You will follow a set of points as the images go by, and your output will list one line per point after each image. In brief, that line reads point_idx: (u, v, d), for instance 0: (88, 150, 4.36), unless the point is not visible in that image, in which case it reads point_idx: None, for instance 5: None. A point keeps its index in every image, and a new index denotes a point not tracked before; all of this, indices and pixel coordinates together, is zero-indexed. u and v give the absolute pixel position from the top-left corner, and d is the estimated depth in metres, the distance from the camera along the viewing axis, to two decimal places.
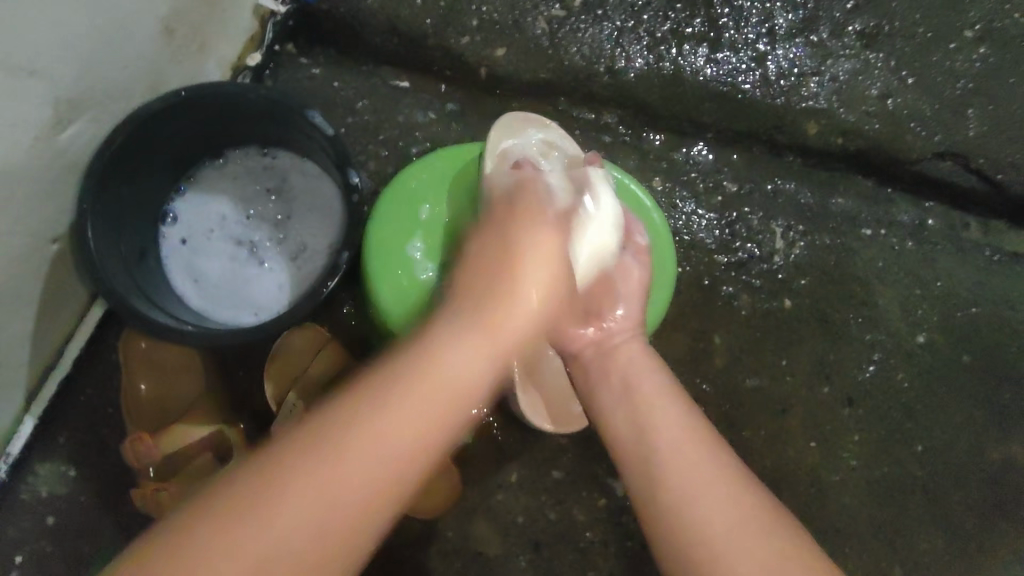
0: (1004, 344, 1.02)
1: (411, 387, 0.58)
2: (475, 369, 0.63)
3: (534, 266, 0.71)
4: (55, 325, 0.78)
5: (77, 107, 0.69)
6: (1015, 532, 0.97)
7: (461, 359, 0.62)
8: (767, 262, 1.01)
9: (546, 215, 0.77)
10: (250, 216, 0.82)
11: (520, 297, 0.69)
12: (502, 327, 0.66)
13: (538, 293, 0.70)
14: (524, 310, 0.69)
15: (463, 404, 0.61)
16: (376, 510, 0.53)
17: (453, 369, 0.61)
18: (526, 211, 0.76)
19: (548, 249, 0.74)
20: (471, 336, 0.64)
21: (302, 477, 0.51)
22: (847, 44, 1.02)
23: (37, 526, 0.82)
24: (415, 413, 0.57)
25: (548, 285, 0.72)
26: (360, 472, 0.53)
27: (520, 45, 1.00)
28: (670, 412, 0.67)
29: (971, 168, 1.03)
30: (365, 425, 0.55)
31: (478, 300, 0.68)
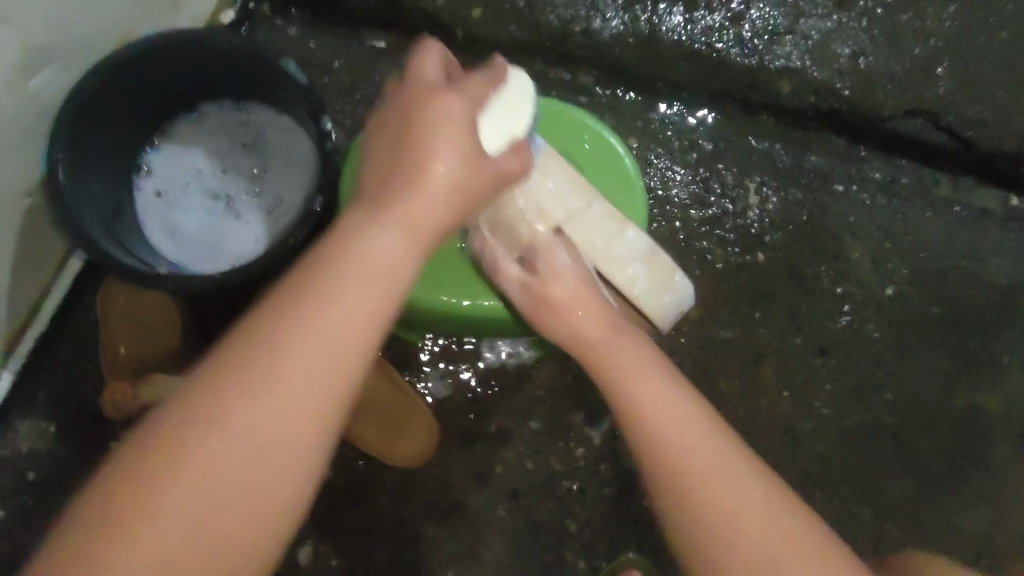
0: (971, 295, 1.04)
1: (280, 343, 0.52)
2: (405, 246, 0.58)
3: (444, 138, 0.61)
4: (32, 279, 0.79)
5: (48, 55, 0.69)
6: (982, 477, 1.00)
7: (389, 241, 0.58)
8: (742, 217, 1.03)
9: (430, 90, 0.64)
10: (226, 170, 0.82)
11: (430, 185, 0.60)
12: (414, 215, 0.59)
13: (448, 163, 0.61)
14: (430, 203, 0.60)
15: (392, 286, 0.57)
16: (300, 432, 0.51)
17: (381, 247, 0.57)
18: (422, 86, 0.65)
19: (456, 126, 0.62)
20: (386, 218, 0.58)
21: (206, 449, 0.49)
22: (820, 4, 1.03)
23: (19, 483, 0.84)
24: (303, 372, 0.51)
25: (470, 155, 0.62)
26: (268, 434, 0.50)
27: (496, 4, 1.00)
28: (666, 399, 0.67)
29: (941, 125, 1.04)
30: (244, 390, 0.51)
31: (383, 202, 0.59)
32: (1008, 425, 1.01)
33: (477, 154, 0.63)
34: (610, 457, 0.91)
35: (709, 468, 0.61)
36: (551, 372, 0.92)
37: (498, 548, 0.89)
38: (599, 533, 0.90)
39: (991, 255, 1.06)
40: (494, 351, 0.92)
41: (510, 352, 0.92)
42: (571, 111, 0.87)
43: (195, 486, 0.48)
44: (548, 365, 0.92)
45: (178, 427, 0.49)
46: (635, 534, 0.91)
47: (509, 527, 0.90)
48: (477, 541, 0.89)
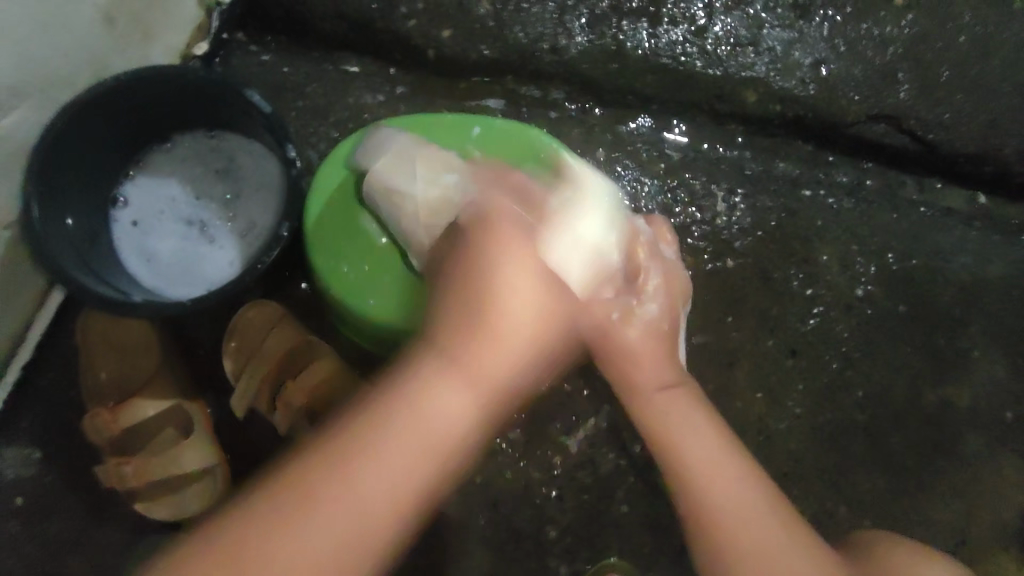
0: (938, 292, 1.07)
1: (404, 428, 0.59)
2: (462, 401, 0.62)
3: (522, 276, 0.66)
4: (13, 310, 0.81)
5: (18, 93, 0.72)
6: (953, 470, 1.02)
7: (456, 401, 0.61)
8: (711, 224, 1.06)
9: (504, 225, 0.69)
10: (199, 197, 0.85)
11: (512, 328, 0.64)
12: (476, 368, 0.62)
13: (526, 305, 0.65)
14: (509, 357, 0.64)
15: (455, 435, 0.61)
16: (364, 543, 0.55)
17: (446, 411, 0.61)
18: (496, 227, 0.69)
19: (529, 262, 0.67)
20: (451, 366, 0.62)
21: (301, 522, 0.54)
22: (781, 15, 1.05)
23: (5, 510, 0.86)
24: (399, 451, 0.58)
25: (531, 254, 0.68)
26: (350, 521, 0.55)
27: (464, 27, 1.02)
28: (684, 414, 0.78)
29: (904, 129, 1.07)
30: (363, 458, 0.57)
31: (456, 348, 0.63)
32: (977, 418, 1.04)
33: (550, 278, 0.68)
34: (588, 464, 0.93)
35: (718, 475, 0.72)
36: (528, 384, 0.94)
37: (481, 558, 0.91)
38: (579, 539, 0.92)
39: (957, 254, 1.08)
40: None
41: None
42: (528, 129, 0.89)
43: (287, 547, 0.53)
44: None
45: (279, 507, 0.55)
46: (615, 539, 0.92)
47: (491, 537, 0.91)
48: (459, 552, 0.91)
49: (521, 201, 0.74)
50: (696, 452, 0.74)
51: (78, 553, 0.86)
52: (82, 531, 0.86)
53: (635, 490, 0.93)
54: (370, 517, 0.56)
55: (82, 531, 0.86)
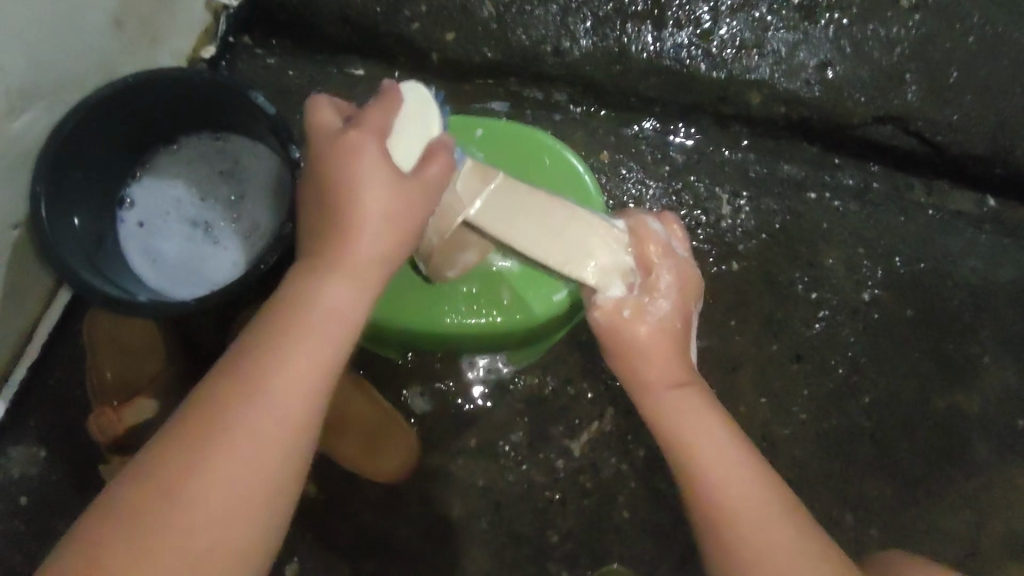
0: (946, 296, 1.06)
1: (296, 341, 0.58)
2: (352, 300, 0.61)
3: (369, 175, 0.61)
4: (22, 309, 0.82)
5: (29, 95, 0.73)
6: (962, 477, 1.01)
7: (338, 296, 0.61)
8: (715, 227, 1.05)
9: (345, 155, 0.61)
10: (204, 198, 0.85)
11: (359, 264, 0.61)
12: (348, 263, 0.61)
13: (376, 203, 0.61)
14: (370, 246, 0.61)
15: (340, 333, 0.61)
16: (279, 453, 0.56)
17: (330, 299, 0.60)
18: (353, 150, 0.61)
19: (372, 173, 0.61)
20: (323, 273, 0.61)
21: (219, 448, 0.55)
22: (786, 17, 1.05)
23: (12, 507, 0.87)
24: (280, 406, 0.57)
25: (392, 174, 0.62)
26: (251, 462, 0.55)
27: (468, 30, 1.03)
28: (695, 416, 0.73)
29: (911, 131, 1.06)
30: (249, 404, 0.56)
31: (329, 260, 0.61)
32: (987, 424, 1.02)
33: (400, 181, 0.62)
34: (590, 468, 0.93)
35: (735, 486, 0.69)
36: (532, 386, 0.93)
37: (482, 560, 0.91)
38: (581, 543, 0.92)
39: (966, 257, 1.07)
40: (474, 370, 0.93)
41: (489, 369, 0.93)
42: (529, 130, 0.90)
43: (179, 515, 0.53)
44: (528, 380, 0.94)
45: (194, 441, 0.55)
46: (617, 543, 0.92)
47: (492, 539, 0.91)
48: (460, 554, 0.91)
49: (428, 158, 0.65)
50: (710, 460, 0.70)
51: None
52: None
53: (638, 495, 0.93)
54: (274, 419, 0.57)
55: None
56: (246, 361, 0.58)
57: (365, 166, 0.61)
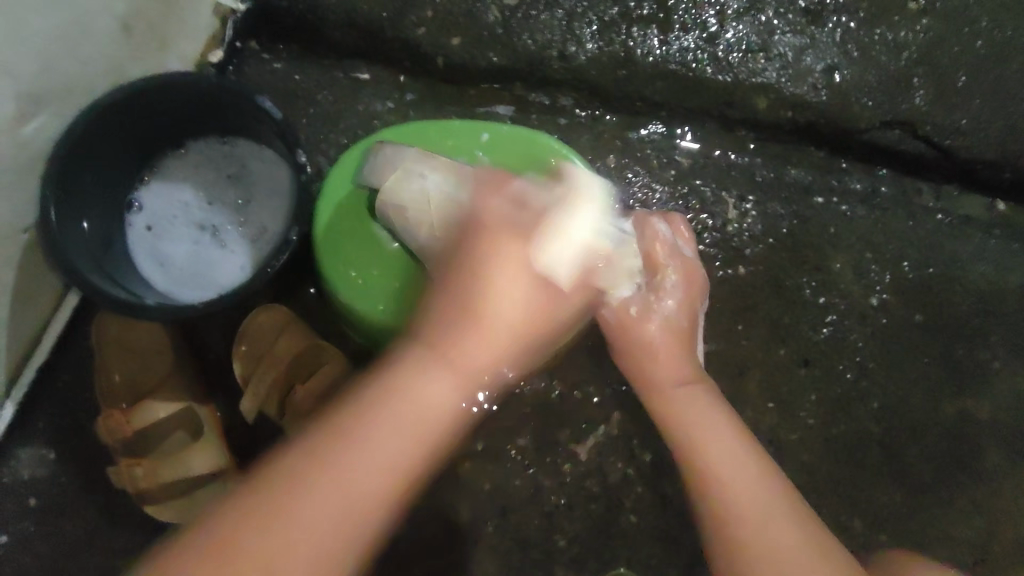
0: (956, 301, 1.05)
1: (384, 404, 0.62)
2: (451, 392, 0.65)
3: (509, 279, 0.68)
4: (31, 312, 0.83)
5: (38, 100, 0.73)
6: (973, 484, 1.00)
7: (439, 387, 0.65)
8: (722, 231, 1.05)
9: (500, 235, 0.70)
10: (212, 202, 0.86)
11: (490, 317, 0.68)
12: (460, 361, 0.66)
13: (512, 303, 0.68)
14: (489, 341, 0.67)
15: (438, 424, 0.64)
16: (372, 505, 0.58)
17: (438, 392, 0.64)
18: (488, 227, 0.71)
19: (518, 263, 0.69)
20: (438, 363, 0.65)
21: (311, 492, 0.56)
22: (793, 21, 1.05)
23: (19, 509, 0.87)
24: (399, 444, 0.61)
25: (522, 236, 0.70)
26: (362, 482, 0.58)
27: (475, 35, 1.03)
28: (703, 415, 0.77)
29: (919, 135, 1.06)
30: (344, 448, 0.59)
31: (444, 343, 0.66)
32: (998, 430, 1.01)
33: (538, 278, 0.69)
34: (596, 472, 0.92)
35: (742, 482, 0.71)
36: (538, 390, 0.93)
37: (487, 564, 0.90)
38: (587, 548, 0.91)
39: (975, 262, 1.06)
40: None
41: None
42: (537, 135, 0.90)
43: (268, 538, 0.54)
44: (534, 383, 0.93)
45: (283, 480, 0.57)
46: (624, 549, 0.91)
47: (498, 543, 0.91)
48: (466, 558, 0.90)
49: (515, 200, 0.73)
50: (714, 450, 0.73)
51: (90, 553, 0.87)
52: (94, 532, 0.88)
53: (644, 499, 0.92)
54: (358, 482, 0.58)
55: (94, 531, 0.88)
56: (359, 398, 0.63)
57: (517, 264, 0.69)
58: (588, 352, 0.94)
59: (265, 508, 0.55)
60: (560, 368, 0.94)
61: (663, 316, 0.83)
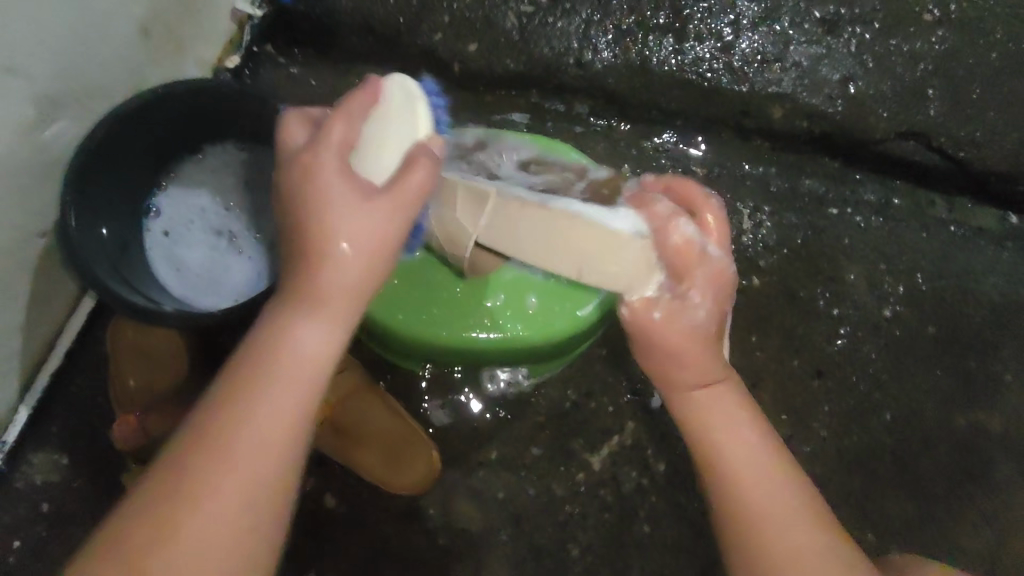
0: (968, 313, 1.05)
1: (274, 370, 0.57)
2: (329, 335, 0.59)
3: (341, 219, 0.59)
4: (46, 317, 0.82)
5: (57, 103, 0.73)
6: (985, 496, 1.00)
7: (311, 335, 0.59)
8: (736, 242, 1.05)
9: (324, 168, 0.59)
10: (230, 208, 0.87)
11: (332, 292, 0.59)
12: (320, 287, 0.59)
13: (356, 244, 0.59)
14: (343, 276, 0.59)
15: (316, 372, 0.59)
16: (261, 473, 0.55)
17: (310, 343, 0.59)
18: (320, 162, 0.60)
19: (356, 202, 0.59)
20: (305, 308, 0.59)
21: (208, 492, 0.53)
22: (808, 31, 1.05)
23: (32, 513, 0.87)
24: (286, 384, 0.57)
25: (356, 192, 0.59)
26: (237, 475, 0.54)
27: (491, 41, 1.03)
28: (732, 422, 0.73)
29: (933, 147, 1.06)
30: (238, 411, 0.56)
31: (299, 292, 0.59)
32: (1010, 443, 1.01)
33: (360, 186, 0.59)
34: (611, 481, 0.92)
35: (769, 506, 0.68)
36: (553, 399, 0.93)
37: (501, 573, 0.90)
38: (601, 557, 0.91)
39: (988, 274, 1.06)
40: (494, 382, 0.93)
41: (509, 381, 0.93)
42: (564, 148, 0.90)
43: (183, 559, 0.51)
44: (548, 393, 0.94)
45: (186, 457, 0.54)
46: (637, 559, 0.91)
47: (512, 552, 0.91)
48: (480, 566, 0.90)
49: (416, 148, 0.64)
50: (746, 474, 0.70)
51: None
52: None
53: (658, 509, 0.92)
54: (252, 440, 0.55)
55: None
56: (240, 365, 0.58)
57: (345, 204, 0.59)
58: (604, 361, 0.94)
59: (178, 503, 0.53)
60: (576, 377, 0.94)
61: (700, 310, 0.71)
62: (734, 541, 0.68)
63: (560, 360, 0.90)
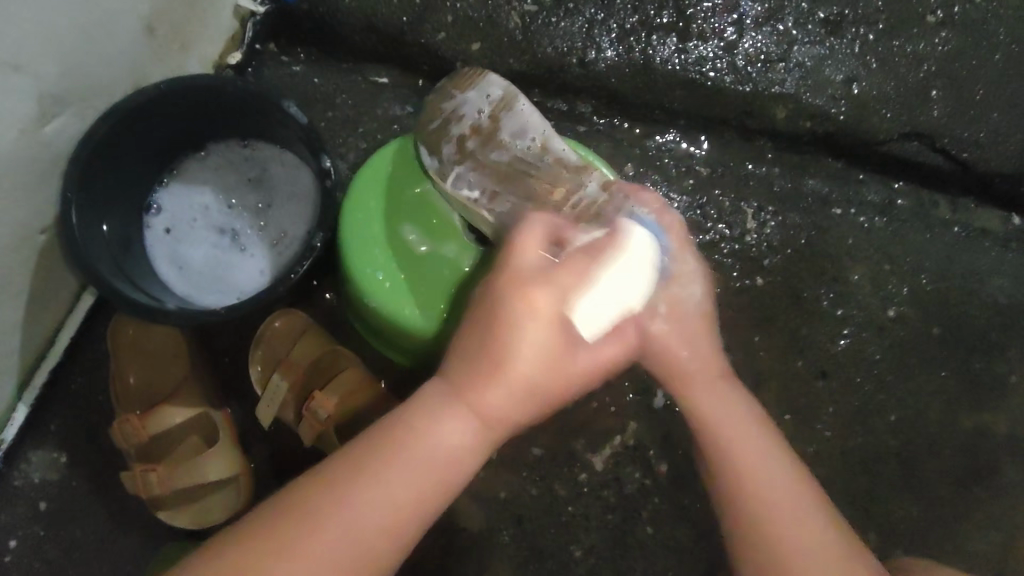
0: (973, 315, 1.04)
1: (409, 454, 0.60)
2: (466, 440, 0.62)
3: (529, 342, 0.62)
4: (46, 314, 0.82)
5: (62, 101, 0.73)
6: (990, 499, 0.99)
7: (459, 433, 0.62)
8: (740, 241, 1.04)
9: (527, 280, 0.64)
10: (232, 206, 0.85)
11: (507, 375, 0.62)
12: (485, 408, 0.62)
13: (534, 365, 0.62)
14: (498, 402, 0.62)
15: (453, 472, 0.62)
16: (368, 552, 0.57)
17: (454, 439, 0.62)
18: (513, 272, 0.64)
19: (536, 306, 0.63)
20: (460, 409, 0.63)
21: (311, 544, 0.56)
22: (812, 32, 1.04)
23: (30, 512, 0.86)
24: (403, 474, 0.60)
25: (558, 317, 0.63)
26: (338, 546, 0.56)
27: (494, 40, 1.03)
28: (739, 423, 0.72)
29: (937, 147, 1.05)
30: (356, 482, 0.59)
31: (461, 386, 0.63)
32: (1015, 446, 1.01)
33: (565, 337, 0.64)
34: (613, 483, 0.92)
35: (781, 507, 0.67)
36: (556, 399, 0.92)
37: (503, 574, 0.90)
38: (604, 559, 0.90)
39: (993, 276, 1.06)
40: None
41: None
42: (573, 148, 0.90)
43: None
44: None
45: (302, 514, 0.57)
46: (640, 560, 0.90)
47: (513, 553, 0.90)
48: (481, 567, 0.90)
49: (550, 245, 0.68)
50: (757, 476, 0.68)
51: (101, 558, 0.86)
52: (105, 536, 0.87)
53: (661, 511, 0.91)
54: (369, 522, 0.58)
55: (106, 535, 0.87)
56: (373, 435, 0.62)
57: (542, 294, 0.63)
58: None
59: (266, 543, 0.56)
60: None
61: (692, 303, 0.73)
62: (744, 547, 0.67)
63: None
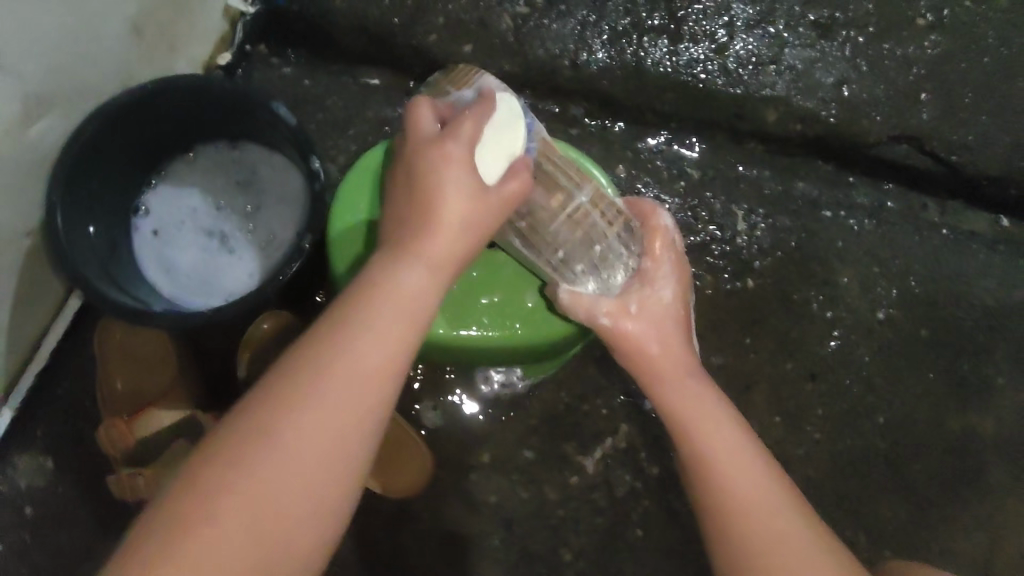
0: (961, 317, 1.05)
1: (334, 364, 0.58)
2: (427, 287, 0.64)
3: (453, 184, 0.67)
4: (32, 318, 0.81)
5: (47, 103, 0.72)
6: (977, 500, 1.00)
7: (412, 281, 0.63)
8: (730, 244, 1.05)
9: (448, 148, 0.68)
10: (220, 208, 0.85)
11: (447, 221, 0.66)
12: (429, 254, 0.65)
13: (458, 199, 0.67)
14: (447, 238, 0.66)
15: (419, 316, 0.63)
16: (323, 480, 0.55)
17: (410, 287, 0.63)
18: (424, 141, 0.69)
19: (466, 173, 0.67)
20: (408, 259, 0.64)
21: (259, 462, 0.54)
22: (802, 34, 1.05)
23: (16, 517, 0.86)
24: (345, 379, 0.57)
25: (475, 186, 0.68)
26: (297, 460, 0.54)
27: (485, 42, 1.02)
28: (715, 417, 0.74)
29: (926, 150, 1.06)
30: (300, 395, 0.56)
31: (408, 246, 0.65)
32: (1002, 447, 1.02)
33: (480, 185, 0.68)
34: (603, 485, 0.92)
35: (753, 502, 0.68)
36: (547, 402, 0.93)
37: None
38: (593, 562, 0.90)
39: (981, 279, 1.06)
40: (488, 383, 0.92)
41: (504, 383, 0.92)
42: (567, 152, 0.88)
43: (226, 523, 0.51)
44: (541, 395, 0.93)
45: (237, 447, 0.54)
46: (629, 562, 0.91)
47: (504, 556, 0.90)
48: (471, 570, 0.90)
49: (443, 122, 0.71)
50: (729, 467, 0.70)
51: (88, 563, 0.86)
52: (93, 541, 0.86)
53: (651, 514, 0.91)
54: (312, 439, 0.55)
55: (93, 541, 0.86)
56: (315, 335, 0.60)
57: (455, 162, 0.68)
58: (597, 364, 0.93)
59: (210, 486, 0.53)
60: (569, 379, 0.93)
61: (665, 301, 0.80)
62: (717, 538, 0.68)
63: (553, 362, 0.88)
